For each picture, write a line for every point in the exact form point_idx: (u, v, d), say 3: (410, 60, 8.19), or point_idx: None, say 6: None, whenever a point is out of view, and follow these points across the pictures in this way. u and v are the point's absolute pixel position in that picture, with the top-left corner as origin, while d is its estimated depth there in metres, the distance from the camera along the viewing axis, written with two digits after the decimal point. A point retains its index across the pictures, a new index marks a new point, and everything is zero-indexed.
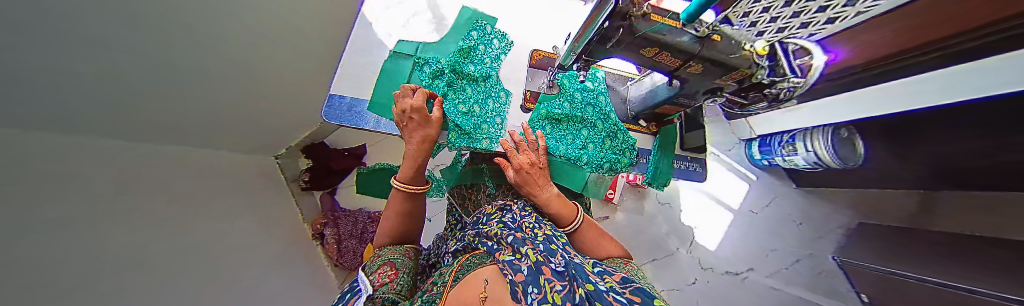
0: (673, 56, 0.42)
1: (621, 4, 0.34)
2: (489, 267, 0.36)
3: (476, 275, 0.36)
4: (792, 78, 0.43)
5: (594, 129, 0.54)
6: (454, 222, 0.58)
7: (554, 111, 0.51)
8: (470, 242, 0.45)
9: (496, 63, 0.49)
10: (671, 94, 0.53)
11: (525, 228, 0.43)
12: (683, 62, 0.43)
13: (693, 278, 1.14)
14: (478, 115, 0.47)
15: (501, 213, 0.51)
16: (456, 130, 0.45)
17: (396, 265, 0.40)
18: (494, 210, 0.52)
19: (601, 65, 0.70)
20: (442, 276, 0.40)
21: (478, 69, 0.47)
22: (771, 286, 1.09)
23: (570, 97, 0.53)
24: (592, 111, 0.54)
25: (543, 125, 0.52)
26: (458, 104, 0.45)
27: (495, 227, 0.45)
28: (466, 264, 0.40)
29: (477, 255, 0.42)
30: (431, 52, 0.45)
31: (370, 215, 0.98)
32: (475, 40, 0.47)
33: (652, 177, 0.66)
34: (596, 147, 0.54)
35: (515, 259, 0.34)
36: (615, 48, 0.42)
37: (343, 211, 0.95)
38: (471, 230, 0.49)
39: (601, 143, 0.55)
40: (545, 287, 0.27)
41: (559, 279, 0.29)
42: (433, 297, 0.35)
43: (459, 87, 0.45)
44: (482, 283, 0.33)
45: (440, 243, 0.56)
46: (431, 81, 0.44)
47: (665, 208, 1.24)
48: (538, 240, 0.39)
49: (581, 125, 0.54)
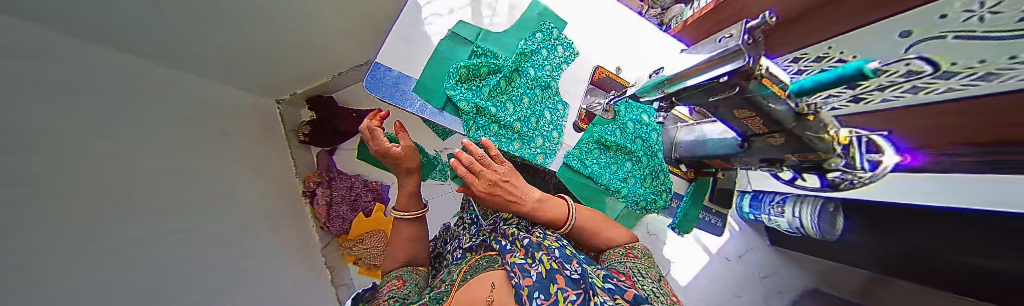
0: (761, 123, 0.35)
1: (751, 63, 0.25)
2: (497, 271, 0.36)
3: (483, 279, 0.34)
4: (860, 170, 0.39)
5: (636, 164, 0.54)
6: (466, 221, 0.56)
7: (607, 137, 0.51)
8: (485, 240, 0.45)
9: (556, 72, 0.46)
10: (733, 152, 0.47)
11: (540, 233, 0.42)
12: (769, 131, 0.36)
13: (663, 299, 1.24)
14: (534, 127, 0.44)
15: (518, 218, 0.49)
16: (509, 135, 0.42)
17: (406, 278, 0.42)
18: (511, 215, 0.50)
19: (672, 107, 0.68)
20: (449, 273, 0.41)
21: (538, 75, 0.44)
22: None
23: (623, 126, 0.54)
24: (642, 145, 0.54)
25: (591, 149, 0.52)
26: (511, 111, 0.42)
27: (511, 227, 0.45)
28: (477, 263, 0.40)
29: (488, 256, 0.41)
30: (491, 42, 0.40)
31: (367, 182, 0.94)
32: (538, 44, 0.43)
33: (679, 222, 0.68)
34: (636, 182, 0.54)
35: (526, 264, 0.34)
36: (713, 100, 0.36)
37: (339, 173, 0.91)
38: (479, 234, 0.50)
39: (642, 180, 0.54)
40: (556, 295, 0.29)
41: (571, 288, 0.29)
42: (442, 293, 0.35)
43: (512, 90, 0.42)
44: (489, 286, 0.33)
45: (450, 235, 0.56)
46: (483, 78, 0.40)
47: (651, 238, 1.32)
48: (552, 245, 0.38)
49: (627, 157, 0.54)
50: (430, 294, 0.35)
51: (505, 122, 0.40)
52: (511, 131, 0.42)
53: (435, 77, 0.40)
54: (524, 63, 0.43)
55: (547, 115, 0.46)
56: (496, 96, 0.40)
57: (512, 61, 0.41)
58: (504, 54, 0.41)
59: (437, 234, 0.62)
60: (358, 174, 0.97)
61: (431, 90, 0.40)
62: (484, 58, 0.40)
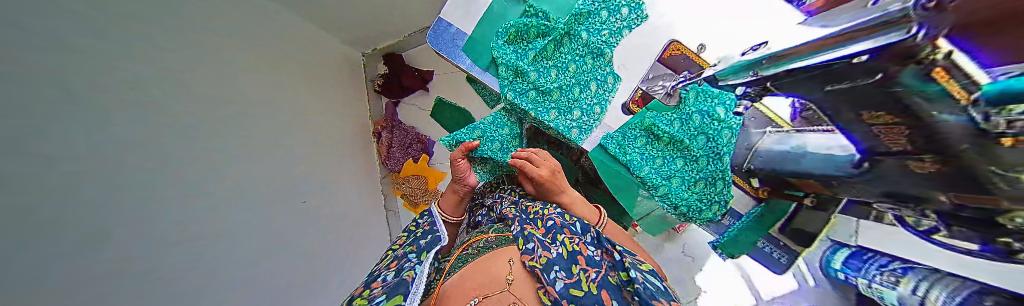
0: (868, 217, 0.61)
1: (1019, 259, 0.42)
2: (514, 250, 0.67)
3: (505, 252, 0.67)
4: None
5: (683, 169, 0.71)
6: (511, 205, 0.91)
7: (659, 127, 0.68)
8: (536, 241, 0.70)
9: (607, 135, 0.73)
10: (841, 171, 0.55)
11: (562, 242, 0.66)
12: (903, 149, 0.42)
13: None
14: (674, 134, 0.68)
15: (551, 212, 0.78)
16: (656, 130, 0.69)
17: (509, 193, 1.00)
18: (543, 216, 0.76)
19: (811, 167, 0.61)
20: (529, 206, 0.85)
21: (651, 114, 0.69)
22: None
23: (684, 118, 0.68)
24: (704, 144, 0.67)
25: (638, 137, 0.72)
26: (638, 151, 0.72)
27: (567, 240, 0.66)
28: (495, 241, 0.75)
29: (504, 237, 0.75)
30: (648, 111, 0.72)
31: (451, 30, 0.76)
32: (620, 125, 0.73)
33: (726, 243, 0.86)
34: (677, 184, 0.71)
35: (583, 273, 0.58)
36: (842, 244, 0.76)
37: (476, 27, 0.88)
38: (502, 195, 1.01)
39: (686, 184, 0.71)
40: (574, 276, 0.57)
41: (587, 269, 0.59)
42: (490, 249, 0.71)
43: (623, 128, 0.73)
44: (509, 261, 0.64)
45: (523, 211, 0.84)
46: (633, 132, 0.72)
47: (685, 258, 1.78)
48: (564, 245, 0.65)
49: (685, 153, 0.70)
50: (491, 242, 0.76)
51: (641, 164, 0.71)
52: (663, 128, 0.68)
53: (480, 50, 0.75)
54: (647, 119, 0.69)
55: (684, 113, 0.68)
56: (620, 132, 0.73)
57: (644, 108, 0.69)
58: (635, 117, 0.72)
59: (516, 198, 0.94)
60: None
61: (478, 52, 0.75)
62: (650, 121, 0.69)
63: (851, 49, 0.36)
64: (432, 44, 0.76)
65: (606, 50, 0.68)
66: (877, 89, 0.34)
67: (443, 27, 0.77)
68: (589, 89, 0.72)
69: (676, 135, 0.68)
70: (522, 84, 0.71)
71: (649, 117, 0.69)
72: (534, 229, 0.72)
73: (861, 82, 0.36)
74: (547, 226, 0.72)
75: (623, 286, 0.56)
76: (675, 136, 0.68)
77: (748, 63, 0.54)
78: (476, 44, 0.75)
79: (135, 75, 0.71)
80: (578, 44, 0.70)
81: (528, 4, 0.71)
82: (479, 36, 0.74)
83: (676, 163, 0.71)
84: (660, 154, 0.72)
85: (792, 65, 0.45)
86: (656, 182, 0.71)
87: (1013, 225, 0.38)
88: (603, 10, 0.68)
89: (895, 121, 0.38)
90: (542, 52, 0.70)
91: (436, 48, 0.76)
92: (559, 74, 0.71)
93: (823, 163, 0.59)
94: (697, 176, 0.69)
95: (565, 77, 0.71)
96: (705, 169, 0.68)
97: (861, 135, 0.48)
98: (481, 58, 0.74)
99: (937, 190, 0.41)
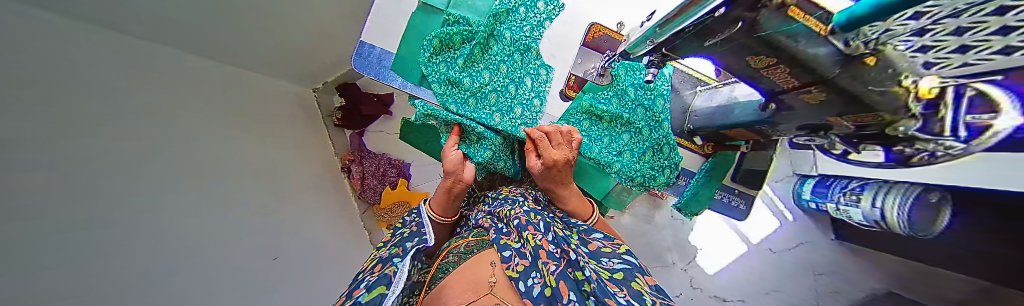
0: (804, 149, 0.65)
1: (926, 158, 0.45)
2: (491, 252, 0.67)
3: (483, 257, 0.65)
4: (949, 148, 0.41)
5: (631, 143, 0.74)
6: (487, 211, 0.87)
7: (598, 107, 0.69)
8: (511, 237, 0.69)
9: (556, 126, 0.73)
10: (752, 117, 0.61)
11: (528, 238, 0.65)
12: (799, 86, 0.46)
13: (681, 267, 1.65)
14: (616, 112, 0.70)
15: (520, 207, 0.78)
16: (597, 112, 0.70)
17: (490, 195, 0.99)
18: (515, 212, 0.75)
19: (731, 117, 0.67)
20: (507, 202, 0.84)
21: (589, 98, 0.71)
22: (771, 249, 1.50)
23: (620, 94, 0.70)
24: (643, 114, 0.72)
25: (584, 118, 0.72)
26: (586, 136, 0.72)
27: (539, 236, 0.65)
28: (474, 245, 0.71)
29: (481, 241, 0.72)
30: (589, 95, 0.72)
31: (374, 51, 0.74)
32: (567, 117, 0.73)
33: (688, 204, 0.86)
34: (629, 158, 0.74)
35: (552, 266, 0.56)
36: (851, 187, 0.91)
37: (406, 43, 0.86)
38: (478, 206, 0.96)
39: (637, 155, 0.74)
40: (542, 272, 0.56)
41: (553, 262, 0.57)
42: (463, 254, 0.68)
43: (569, 116, 0.73)
44: (488, 266, 0.62)
45: (497, 213, 0.82)
46: (578, 116, 0.73)
47: (675, 223, 1.74)
48: (534, 240, 0.64)
49: (629, 127, 0.72)
50: (470, 245, 0.71)
51: (591, 148, 0.71)
52: (602, 110, 0.70)
53: (407, 67, 0.72)
54: (587, 102, 0.70)
55: (621, 89, 0.70)
56: (569, 119, 0.73)
57: (585, 98, 0.71)
58: (578, 103, 0.73)
59: (492, 202, 0.91)
60: (381, 16, 0.73)
61: (406, 69, 0.73)
62: (590, 104, 0.70)
63: (708, 10, 0.39)
64: (357, 68, 0.73)
65: (531, 45, 0.71)
66: (751, 36, 0.39)
67: (366, 48, 0.73)
68: (524, 85, 0.74)
69: (615, 112, 0.70)
70: (456, 93, 0.69)
71: (588, 101, 0.69)
72: (508, 230, 0.71)
73: (731, 35, 0.40)
74: (519, 220, 0.71)
75: (580, 282, 0.54)
76: (615, 114, 0.70)
77: (644, 39, 0.59)
78: (405, 61, 0.73)
79: (134, 96, 0.55)
80: (504, 43, 0.70)
81: (446, 13, 0.69)
82: (406, 52, 0.72)
83: (623, 137, 0.73)
84: (605, 133, 0.73)
85: (679, 29, 0.48)
86: (608, 160, 0.72)
87: (899, 135, 0.42)
88: (520, 6, 0.69)
89: (776, 63, 0.44)
90: (470, 57, 0.69)
91: (363, 71, 0.73)
92: (492, 76, 0.70)
93: (742, 112, 0.64)
94: (644, 146, 0.74)
95: (498, 78, 0.71)
96: (651, 138, 0.74)
97: (757, 82, 0.54)
98: (411, 73, 0.72)
99: (830, 114, 0.47)
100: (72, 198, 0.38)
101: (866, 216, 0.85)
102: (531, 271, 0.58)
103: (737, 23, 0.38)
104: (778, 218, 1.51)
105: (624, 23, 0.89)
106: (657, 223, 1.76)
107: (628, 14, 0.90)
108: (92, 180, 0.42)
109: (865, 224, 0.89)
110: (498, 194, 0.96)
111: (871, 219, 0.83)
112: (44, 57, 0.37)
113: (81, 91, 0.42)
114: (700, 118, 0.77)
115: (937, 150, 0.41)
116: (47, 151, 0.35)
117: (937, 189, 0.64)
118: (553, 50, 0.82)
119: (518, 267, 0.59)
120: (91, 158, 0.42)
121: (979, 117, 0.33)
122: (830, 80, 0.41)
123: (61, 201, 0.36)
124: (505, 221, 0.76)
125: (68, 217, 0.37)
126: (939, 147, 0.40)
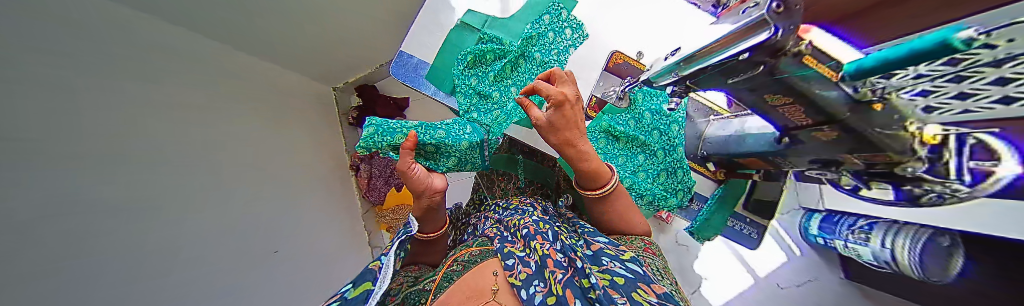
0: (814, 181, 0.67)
1: (937, 199, 0.47)
2: (492, 260, 0.67)
3: (487, 264, 0.65)
4: (959, 193, 0.43)
5: (645, 164, 0.76)
6: (496, 221, 0.89)
7: (616, 128, 0.73)
8: (518, 245, 0.70)
9: None
10: (766, 148, 0.64)
11: (533, 245, 0.66)
12: (812, 124, 0.50)
13: (685, 295, 1.63)
14: (631, 133, 0.74)
15: (528, 217, 0.81)
16: (613, 131, 0.74)
17: (501, 203, 1.01)
18: (520, 223, 0.78)
19: (744, 146, 0.71)
20: (516, 212, 0.87)
21: (607, 119, 0.75)
22: (777, 283, 1.45)
23: (637, 118, 0.75)
24: (658, 136, 0.76)
25: (600, 137, 0.76)
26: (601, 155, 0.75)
27: (545, 244, 0.66)
28: (480, 251, 0.72)
29: (486, 249, 0.73)
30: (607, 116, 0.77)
31: (409, 61, 0.79)
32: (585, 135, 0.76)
33: (700, 228, 0.88)
34: (642, 178, 0.76)
35: (556, 273, 0.57)
36: (860, 222, 0.92)
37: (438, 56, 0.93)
38: (487, 215, 0.98)
39: (651, 176, 0.77)
40: (547, 281, 0.57)
41: (555, 269, 0.58)
42: (469, 260, 0.69)
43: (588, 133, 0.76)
44: (492, 275, 0.62)
45: (505, 223, 0.83)
46: (594, 134, 0.76)
47: (678, 247, 1.75)
48: (538, 250, 0.65)
49: (644, 149, 0.76)
50: (473, 253, 0.72)
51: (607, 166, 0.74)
52: (619, 130, 0.73)
53: (441, 77, 0.79)
54: (605, 122, 0.74)
55: (639, 113, 0.76)
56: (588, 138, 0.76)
57: (604, 119, 0.76)
58: (597, 122, 0.76)
59: (502, 212, 0.93)
60: (416, 29, 0.78)
61: (440, 80, 0.79)
62: (608, 124, 0.74)
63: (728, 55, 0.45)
64: (394, 75, 0.78)
65: (558, 67, 0.77)
66: (769, 77, 0.44)
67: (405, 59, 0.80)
68: None
69: (631, 134, 0.74)
70: (485, 105, 0.74)
71: (603, 122, 0.75)
72: (514, 239, 0.73)
73: (750, 75, 0.46)
74: (525, 229, 0.73)
75: (586, 290, 0.55)
76: (631, 135, 0.74)
77: (665, 70, 0.65)
78: (438, 71, 0.79)
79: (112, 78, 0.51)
80: (532, 63, 0.76)
81: (481, 33, 0.76)
82: (442, 64, 0.78)
83: (638, 158, 0.76)
84: (622, 152, 0.76)
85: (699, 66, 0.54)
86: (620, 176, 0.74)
87: (906, 174, 0.45)
88: (549, 31, 0.76)
89: (791, 102, 0.48)
90: (500, 72, 0.74)
91: (401, 78, 0.78)
92: (519, 92, 0.75)
93: (755, 142, 0.67)
94: (658, 168, 0.77)
95: (522, 96, 0.76)
96: (665, 161, 0.77)
97: (769, 116, 0.58)
98: (444, 84, 0.79)
99: (842, 151, 0.50)
100: (14, 198, 0.36)
101: (876, 256, 0.84)
102: (536, 280, 0.58)
103: (755, 64, 0.43)
104: (785, 250, 1.49)
105: (642, 52, 0.96)
106: (661, 246, 1.76)
107: (646, 44, 0.98)
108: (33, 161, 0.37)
109: (874, 261, 0.89)
110: (510, 202, 0.99)
111: (881, 258, 0.82)
112: None
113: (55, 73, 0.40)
114: (714, 146, 0.81)
115: (943, 191, 0.44)
116: None
117: (949, 231, 0.65)
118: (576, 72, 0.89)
119: (523, 274, 0.59)
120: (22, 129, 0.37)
121: (981, 164, 0.36)
122: (839, 121, 0.45)
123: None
124: (511, 230, 0.78)
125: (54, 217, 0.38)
126: (950, 191, 0.43)
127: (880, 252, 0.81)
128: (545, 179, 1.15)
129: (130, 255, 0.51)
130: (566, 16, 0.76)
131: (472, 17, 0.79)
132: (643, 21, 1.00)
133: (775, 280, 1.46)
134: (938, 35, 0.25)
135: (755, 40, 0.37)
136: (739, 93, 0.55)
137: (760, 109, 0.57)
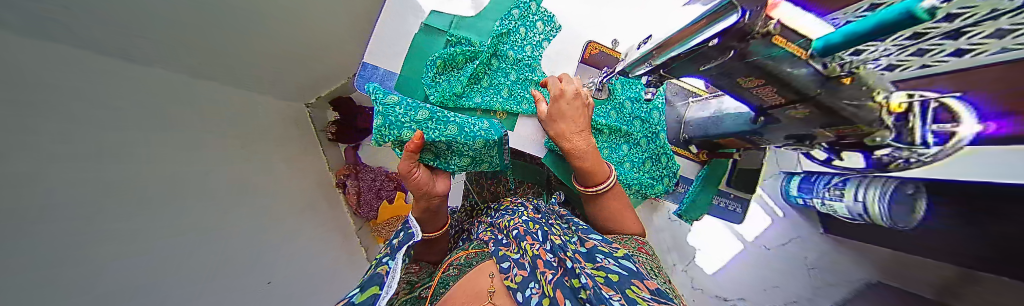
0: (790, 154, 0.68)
1: (906, 164, 0.48)
2: (490, 263, 0.66)
3: (484, 269, 0.64)
4: (925, 156, 0.44)
5: (630, 153, 0.76)
6: (488, 224, 0.87)
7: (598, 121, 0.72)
8: (512, 247, 0.69)
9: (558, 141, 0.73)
10: (743, 127, 0.65)
11: (525, 248, 0.66)
12: (783, 102, 0.50)
13: (681, 268, 1.71)
14: (613, 125, 0.73)
15: (518, 217, 0.80)
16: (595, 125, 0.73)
17: (492, 206, 0.99)
18: (512, 223, 0.77)
19: (722, 127, 0.71)
20: (508, 212, 0.86)
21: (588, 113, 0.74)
22: (766, 246, 1.51)
23: (617, 108, 0.74)
24: (639, 124, 0.75)
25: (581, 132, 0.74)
26: None
27: (539, 245, 0.65)
28: (475, 256, 0.71)
29: (483, 253, 0.72)
30: None
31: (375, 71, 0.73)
32: None
33: (688, 209, 0.90)
34: (628, 168, 0.76)
35: (549, 274, 0.56)
36: (834, 181, 0.97)
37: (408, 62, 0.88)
38: (481, 219, 0.96)
39: (636, 165, 0.76)
40: (541, 280, 0.56)
41: (548, 269, 0.58)
42: (463, 265, 0.67)
43: None
44: (490, 279, 0.61)
45: (497, 225, 0.82)
46: None
47: (674, 225, 1.84)
48: (532, 250, 0.64)
49: (627, 138, 0.75)
50: (466, 259, 0.70)
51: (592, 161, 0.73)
52: (601, 122, 0.72)
53: (410, 87, 0.74)
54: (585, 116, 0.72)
55: (618, 103, 0.75)
56: None
57: None
58: None
59: (494, 214, 0.91)
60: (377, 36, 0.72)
61: (410, 89, 0.74)
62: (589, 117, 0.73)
63: (699, 40, 0.43)
64: (360, 89, 0.72)
65: (533, 63, 0.74)
66: (740, 62, 0.43)
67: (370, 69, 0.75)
68: (524, 103, 0.75)
69: (613, 125, 0.73)
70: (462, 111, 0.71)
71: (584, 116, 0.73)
72: (508, 240, 0.72)
73: (722, 59, 0.45)
74: (518, 229, 0.72)
75: (576, 290, 0.54)
76: (613, 126, 0.73)
77: (639, 58, 0.63)
78: (407, 80, 0.74)
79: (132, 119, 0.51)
80: (506, 62, 0.73)
81: (448, 35, 0.71)
82: (410, 72, 0.74)
83: (622, 148, 0.75)
84: (606, 144, 0.74)
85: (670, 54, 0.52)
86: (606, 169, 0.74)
87: (875, 144, 0.46)
88: (520, 26, 0.72)
89: (763, 83, 0.47)
90: (474, 75, 0.70)
91: (365, 91, 0.73)
92: (496, 94, 0.73)
93: (733, 121, 0.68)
94: (643, 156, 0.76)
95: (498, 99, 0.73)
96: (648, 149, 0.77)
97: (743, 97, 0.58)
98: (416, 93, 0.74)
99: (814, 126, 0.50)
100: (66, 227, 0.37)
101: (850, 210, 0.89)
102: (531, 279, 0.58)
103: (726, 48, 0.41)
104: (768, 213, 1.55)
105: (617, 40, 0.95)
106: (656, 225, 1.83)
107: (622, 32, 0.97)
108: (81, 212, 0.38)
109: (850, 216, 0.94)
110: (503, 203, 0.98)
111: (857, 213, 0.87)
112: (34, 87, 0.34)
113: (86, 126, 0.41)
114: (694, 129, 0.82)
115: (911, 157, 0.45)
116: (30, 189, 0.32)
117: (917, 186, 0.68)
118: (553, 65, 0.86)
119: (518, 276, 0.58)
120: (77, 182, 0.39)
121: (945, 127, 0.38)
122: (809, 98, 0.45)
123: (64, 244, 0.36)
124: (504, 231, 0.77)
125: (102, 262, 0.40)
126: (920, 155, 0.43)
127: (856, 206, 0.84)
128: (534, 177, 1.14)
129: (178, 286, 0.52)
130: (536, 9, 0.73)
131: (437, 18, 0.74)
132: (616, 7, 0.98)
133: (763, 242, 1.53)
134: (899, 6, 0.24)
135: (726, 23, 0.36)
136: (712, 78, 0.54)
137: (733, 91, 0.57)
